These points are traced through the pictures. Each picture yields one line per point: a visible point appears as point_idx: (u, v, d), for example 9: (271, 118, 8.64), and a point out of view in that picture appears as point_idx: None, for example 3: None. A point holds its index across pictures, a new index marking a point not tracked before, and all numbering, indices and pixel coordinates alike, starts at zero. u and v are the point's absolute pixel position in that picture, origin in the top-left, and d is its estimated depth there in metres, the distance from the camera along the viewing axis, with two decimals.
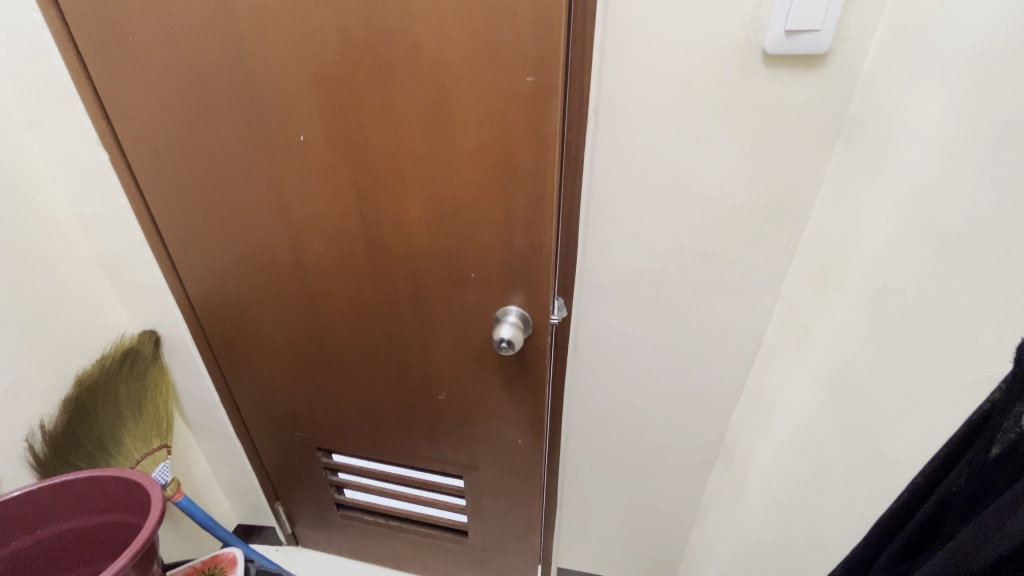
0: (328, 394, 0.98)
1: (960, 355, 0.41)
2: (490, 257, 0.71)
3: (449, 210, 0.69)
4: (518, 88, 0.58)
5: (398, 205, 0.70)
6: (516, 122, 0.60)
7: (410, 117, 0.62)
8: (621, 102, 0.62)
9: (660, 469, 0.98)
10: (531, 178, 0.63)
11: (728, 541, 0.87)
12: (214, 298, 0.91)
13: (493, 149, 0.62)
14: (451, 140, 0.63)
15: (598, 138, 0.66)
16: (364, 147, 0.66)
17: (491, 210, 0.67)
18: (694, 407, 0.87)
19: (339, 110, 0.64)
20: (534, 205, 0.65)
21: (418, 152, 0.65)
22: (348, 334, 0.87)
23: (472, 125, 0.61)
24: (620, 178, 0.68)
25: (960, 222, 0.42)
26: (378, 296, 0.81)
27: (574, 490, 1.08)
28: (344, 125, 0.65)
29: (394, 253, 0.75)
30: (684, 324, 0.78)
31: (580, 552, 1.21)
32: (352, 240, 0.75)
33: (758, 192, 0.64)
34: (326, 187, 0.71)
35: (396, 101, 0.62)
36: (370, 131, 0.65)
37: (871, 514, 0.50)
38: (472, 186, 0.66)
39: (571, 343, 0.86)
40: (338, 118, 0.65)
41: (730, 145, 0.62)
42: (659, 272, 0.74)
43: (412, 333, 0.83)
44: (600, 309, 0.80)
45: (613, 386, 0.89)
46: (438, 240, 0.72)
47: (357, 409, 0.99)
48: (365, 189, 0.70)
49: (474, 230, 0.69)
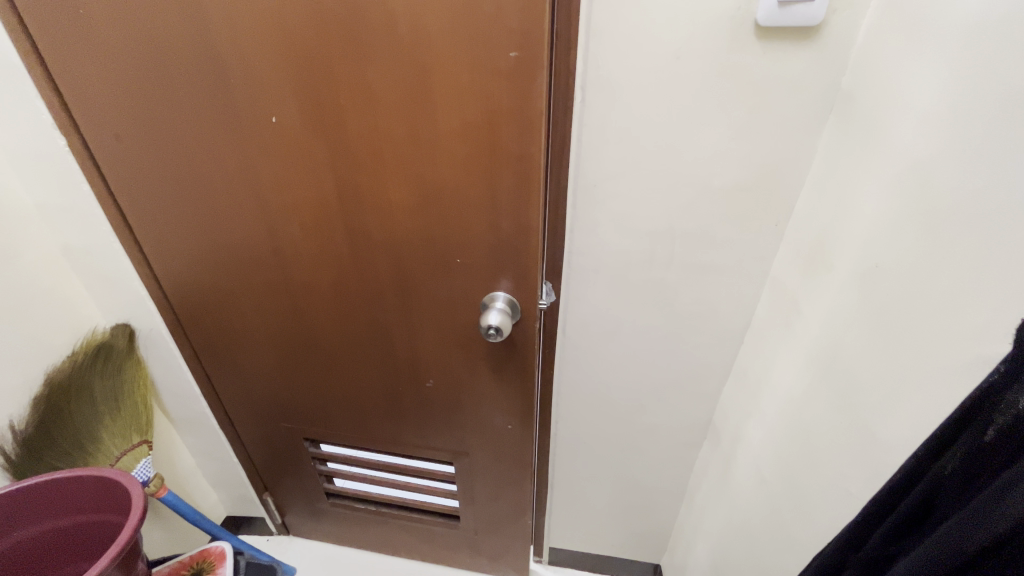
0: (315, 385, 0.96)
1: (952, 336, 0.41)
2: (476, 242, 0.69)
3: (432, 194, 0.66)
4: (502, 65, 0.55)
5: (380, 191, 0.68)
6: (500, 100, 0.57)
7: (389, 98, 0.59)
8: (608, 79, 0.60)
9: (650, 449, 0.99)
10: (516, 159, 0.61)
11: (717, 519, 0.88)
12: (188, 290, 0.88)
13: (476, 130, 0.60)
14: (435, 122, 0.60)
15: (585, 117, 0.63)
16: (342, 131, 0.63)
17: (475, 194, 0.65)
18: (683, 388, 0.88)
19: (314, 92, 0.61)
20: (521, 187, 0.63)
21: (399, 136, 0.62)
22: (332, 323, 0.85)
23: (455, 106, 0.58)
24: (609, 158, 0.66)
25: (953, 200, 0.42)
26: (362, 284, 0.78)
27: (565, 471, 1.08)
28: (321, 108, 0.62)
29: (377, 240, 0.73)
30: (673, 306, 0.78)
31: (572, 532, 1.22)
32: (333, 227, 0.73)
33: (746, 170, 0.64)
34: (303, 173, 0.68)
35: (374, 82, 0.59)
36: (348, 114, 0.62)
37: (860, 492, 0.51)
38: (457, 171, 0.63)
39: (560, 326, 0.85)
40: (313, 101, 0.62)
41: (720, 123, 0.61)
42: (648, 254, 0.73)
43: (399, 321, 0.82)
44: (590, 293, 0.79)
45: (602, 368, 0.89)
46: (423, 227, 0.70)
47: (345, 399, 0.97)
48: (344, 174, 0.67)
49: (459, 214, 0.67)
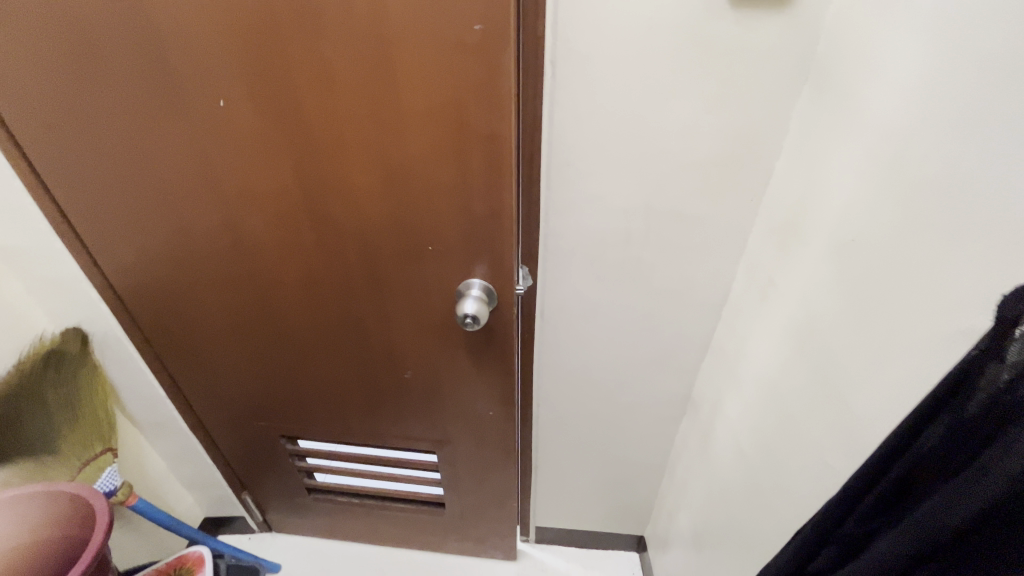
0: (288, 381, 0.93)
1: (931, 308, 0.41)
2: (448, 227, 0.67)
3: (399, 178, 0.63)
4: (466, 38, 0.51)
5: (343, 177, 0.64)
6: (466, 76, 0.54)
7: (346, 77, 0.56)
8: (579, 53, 0.57)
9: (631, 426, 1.00)
10: (485, 139, 0.58)
11: (698, 491, 0.90)
12: (143, 290, 0.83)
13: (442, 109, 0.56)
14: (398, 103, 0.57)
15: (556, 93, 0.61)
16: (298, 115, 0.59)
17: (445, 177, 0.62)
18: (662, 366, 0.88)
19: (263, 72, 0.56)
20: (491, 169, 0.60)
21: (361, 118, 0.58)
22: (302, 317, 0.82)
23: (418, 85, 0.55)
24: (582, 137, 0.64)
25: (929, 173, 0.41)
26: (331, 276, 0.75)
27: (548, 453, 1.09)
28: (273, 89, 0.58)
29: (344, 228, 0.69)
30: (651, 285, 0.77)
31: (557, 510, 1.24)
32: (295, 216, 0.69)
33: (721, 145, 0.62)
34: (259, 161, 0.64)
35: (329, 60, 0.55)
36: (302, 96, 0.58)
37: (837, 464, 0.52)
38: (424, 154, 0.60)
39: (538, 311, 0.83)
40: (264, 83, 0.57)
41: (695, 97, 0.59)
42: (624, 234, 0.72)
43: (372, 312, 0.79)
44: (567, 276, 0.78)
45: (582, 350, 0.88)
46: (392, 214, 0.67)
47: (321, 394, 0.94)
48: (303, 161, 0.63)
49: (428, 198, 0.64)
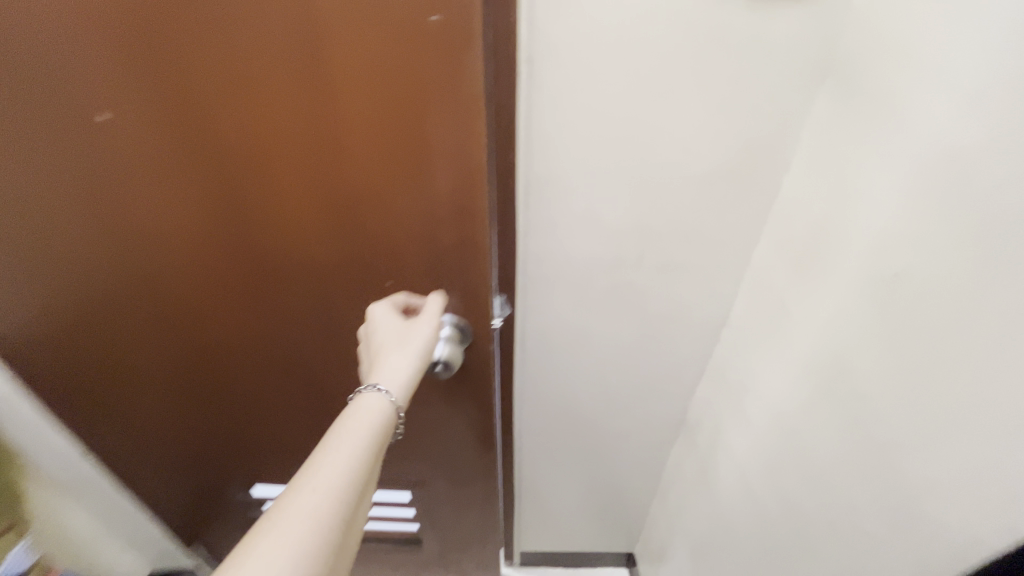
0: (231, 433, 0.79)
1: (1004, 369, 0.34)
2: (411, 264, 0.55)
3: (346, 208, 0.50)
4: (421, 33, 0.40)
5: (274, 209, 0.51)
6: (423, 82, 0.42)
7: (267, 83, 0.43)
8: (560, 50, 0.47)
9: (621, 452, 0.92)
10: (452, 159, 0.46)
11: (697, 521, 0.84)
12: (20, 357, 0.65)
13: (394, 122, 0.44)
14: (339, 114, 0.44)
15: (532, 98, 0.50)
16: (208, 131, 0.46)
17: (403, 204, 0.50)
18: (655, 391, 0.81)
19: (155, 79, 0.43)
20: (461, 195, 0.49)
21: (292, 134, 0.46)
22: (240, 369, 0.68)
23: (362, 92, 0.43)
24: (565, 149, 0.54)
25: (992, 203, 0.34)
26: (269, 324, 0.62)
27: (533, 480, 1.01)
28: (169, 102, 0.44)
29: (281, 270, 0.56)
30: (643, 309, 0.69)
31: (544, 535, 1.16)
32: (217, 258, 0.55)
33: (726, 155, 0.54)
34: (161, 189, 0.50)
35: (241, 62, 0.42)
36: (211, 107, 0.44)
37: (882, 530, 0.45)
38: (374, 175, 0.48)
39: (517, 339, 0.74)
40: (159, 92, 0.44)
41: (695, 101, 0.50)
42: (614, 256, 0.63)
43: (324, 362, 0.66)
44: (550, 302, 0.69)
45: (567, 378, 0.80)
46: (340, 248, 0.54)
47: (274, 441, 0.82)
48: (222, 189, 0.50)
49: (385, 232, 0.52)
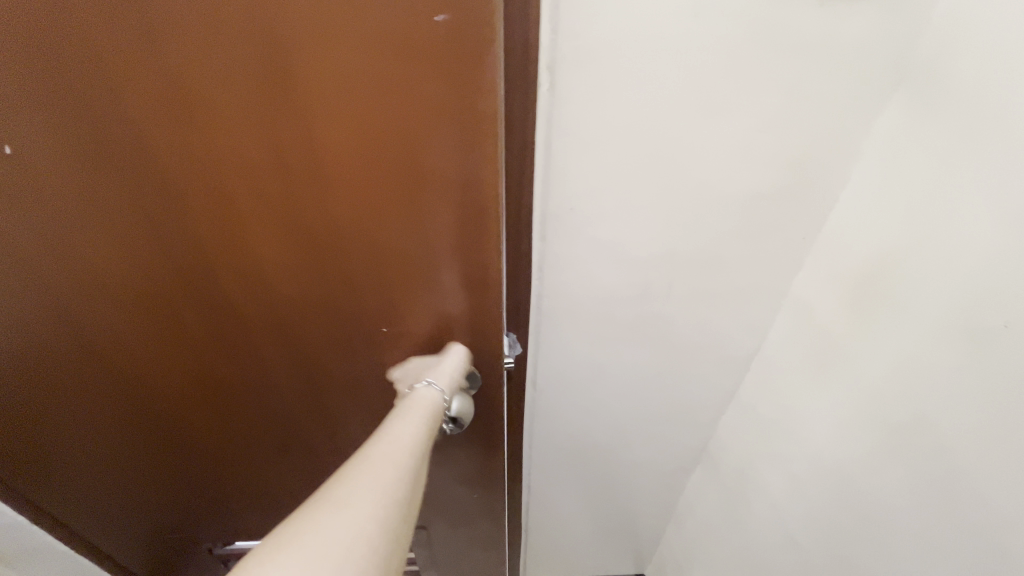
0: (189, 513, 0.66)
1: None
2: (406, 325, 0.44)
3: (321, 263, 0.39)
4: (418, 38, 0.29)
5: (226, 268, 0.39)
6: (422, 104, 0.31)
7: (191, 99, 0.30)
8: (588, 55, 0.39)
9: (636, 483, 0.86)
10: (460, 202, 0.36)
11: (723, 555, 0.79)
12: None
13: (384, 158, 0.33)
14: (298, 138, 0.32)
15: (554, 113, 0.42)
16: (113, 164, 0.33)
17: (392, 248, 0.38)
18: (676, 422, 0.74)
19: (24, 97, 0.30)
20: (472, 243, 0.38)
21: (234, 166, 0.33)
22: (198, 446, 0.56)
23: (330, 107, 0.31)
24: (589, 172, 0.45)
25: None
26: (230, 395, 0.50)
27: (540, 514, 0.94)
28: (62, 139, 0.32)
29: (242, 336, 0.45)
30: (669, 341, 0.62)
31: (549, 564, 1.10)
32: (154, 327, 0.43)
33: (775, 174, 0.46)
34: (55, 244, 0.37)
35: (150, 68, 0.29)
36: (113, 133, 0.32)
37: None
38: (352, 214, 0.36)
39: (528, 377, 0.66)
40: (32, 114, 0.31)
41: (746, 113, 0.42)
42: (641, 286, 0.55)
43: (303, 433, 0.55)
44: (565, 337, 0.61)
45: (583, 414, 0.72)
46: (311, 302, 0.42)
47: (241, 516, 0.69)
48: (143, 239, 0.37)
49: (374, 288, 0.41)
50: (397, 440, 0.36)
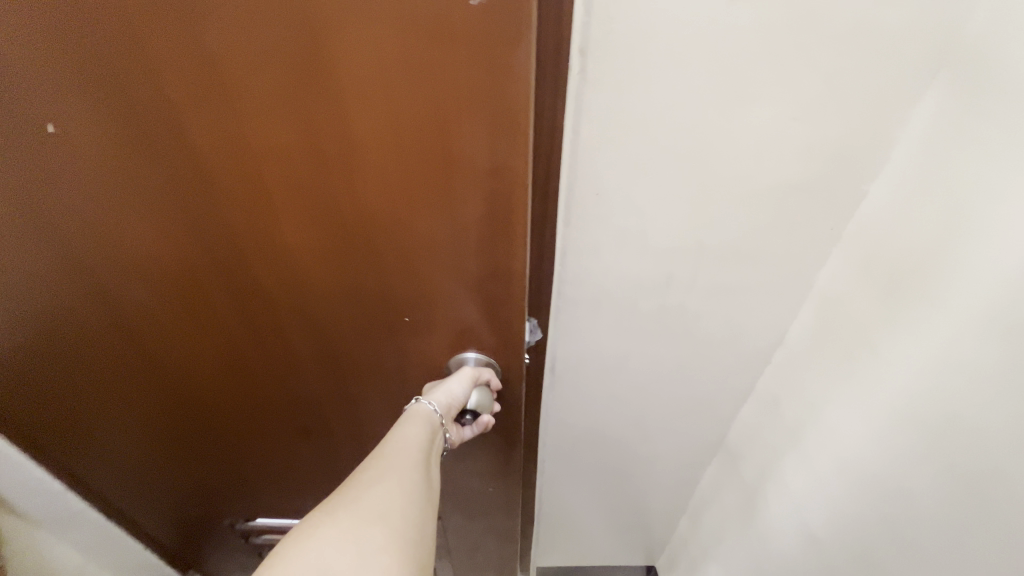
0: (216, 490, 0.69)
1: None
2: (432, 313, 0.44)
3: (350, 250, 0.40)
4: (454, 24, 0.29)
5: (260, 251, 0.40)
6: (455, 92, 0.31)
7: (226, 82, 0.31)
8: (619, 41, 0.38)
9: (651, 476, 0.86)
10: (490, 191, 0.36)
11: (738, 550, 0.79)
12: None
13: (418, 145, 0.34)
14: (328, 122, 0.33)
15: (582, 100, 0.42)
16: (150, 145, 0.34)
17: (417, 233, 0.39)
18: (694, 416, 0.74)
19: (74, 80, 0.31)
20: (499, 232, 0.39)
21: (268, 152, 0.34)
22: (228, 424, 0.58)
23: (360, 92, 0.31)
24: (615, 160, 0.45)
25: None
26: (260, 375, 0.52)
27: (553, 503, 0.95)
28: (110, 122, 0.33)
29: (272, 318, 0.46)
30: (690, 333, 0.61)
31: (561, 553, 1.11)
32: (190, 306, 0.45)
33: (806, 165, 0.45)
34: (96, 221, 0.38)
35: (187, 52, 0.30)
36: (152, 115, 0.33)
37: None
38: (380, 198, 0.37)
39: (547, 365, 0.66)
40: (81, 96, 0.32)
41: (778, 101, 0.42)
42: (663, 276, 0.55)
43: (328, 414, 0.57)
44: (585, 324, 0.61)
45: (599, 404, 0.72)
46: (336, 285, 0.43)
47: (262, 494, 0.70)
48: (180, 220, 0.38)
49: (402, 276, 0.42)
50: (398, 456, 0.43)
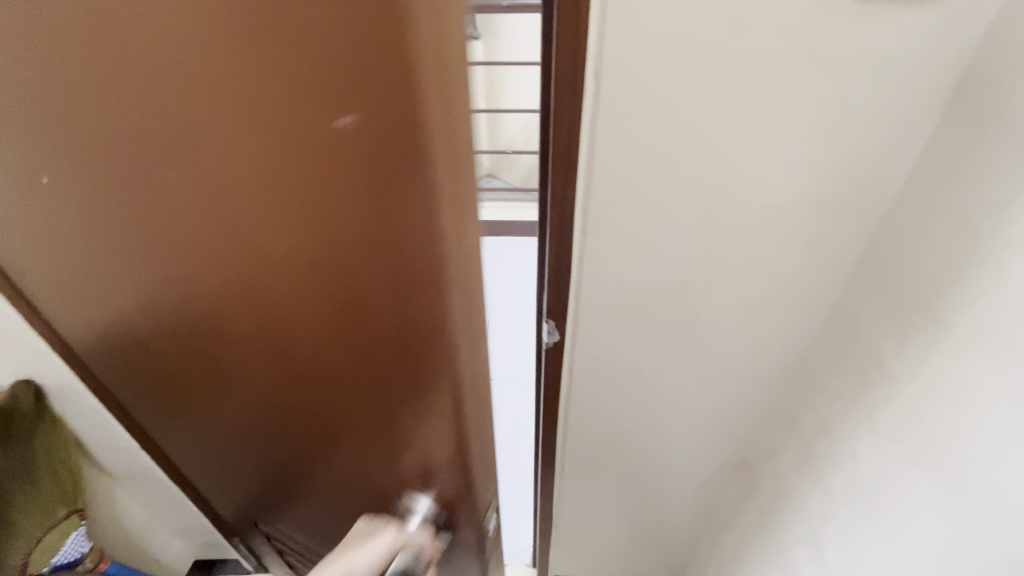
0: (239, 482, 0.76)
1: None
2: (386, 378, 0.45)
3: (304, 316, 0.42)
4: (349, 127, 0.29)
5: (231, 307, 0.44)
6: (374, 191, 0.31)
7: (189, 101, 0.30)
8: (633, 68, 0.43)
9: (669, 488, 0.87)
10: (425, 278, 0.35)
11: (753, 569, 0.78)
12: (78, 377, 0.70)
13: (348, 235, 0.34)
14: (264, 209, 0.34)
15: (599, 121, 0.46)
16: (127, 207, 0.38)
17: (419, 245, 0.33)
18: (711, 428, 0.75)
19: (67, 155, 0.36)
20: (437, 315, 0.38)
21: (220, 229, 0.37)
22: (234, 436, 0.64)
23: (277, 149, 0.31)
24: (630, 175, 0.49)
25: None
26: (250, 405, 0.56)
27: (569, 510, 0.96)
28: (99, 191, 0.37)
29: (250, 362, 0.49)
30: (706, 343, 0.64)
31: (577, 562, 1.12)
32: (186, 339, 0.50)
33: (818, 183, 0.48)
34: (104, 259, 0.44)
35: (144, 58, 0.28)
36: (127, 186, 0.36)
37: None
38: (331, 258, 0.36)
39: (565, 367, 0.70)
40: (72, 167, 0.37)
41: (788, 122, 0.44)
42: (678, 286, 0.58)
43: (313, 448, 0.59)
44: (602, 330, 0.64)
45: (615, 411, 0.75)
46: (305, 326, 0.43)
47: (276, 493, 0.75)
48: (162, 272, 0.43)
49: (355, 344, 0.43)
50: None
